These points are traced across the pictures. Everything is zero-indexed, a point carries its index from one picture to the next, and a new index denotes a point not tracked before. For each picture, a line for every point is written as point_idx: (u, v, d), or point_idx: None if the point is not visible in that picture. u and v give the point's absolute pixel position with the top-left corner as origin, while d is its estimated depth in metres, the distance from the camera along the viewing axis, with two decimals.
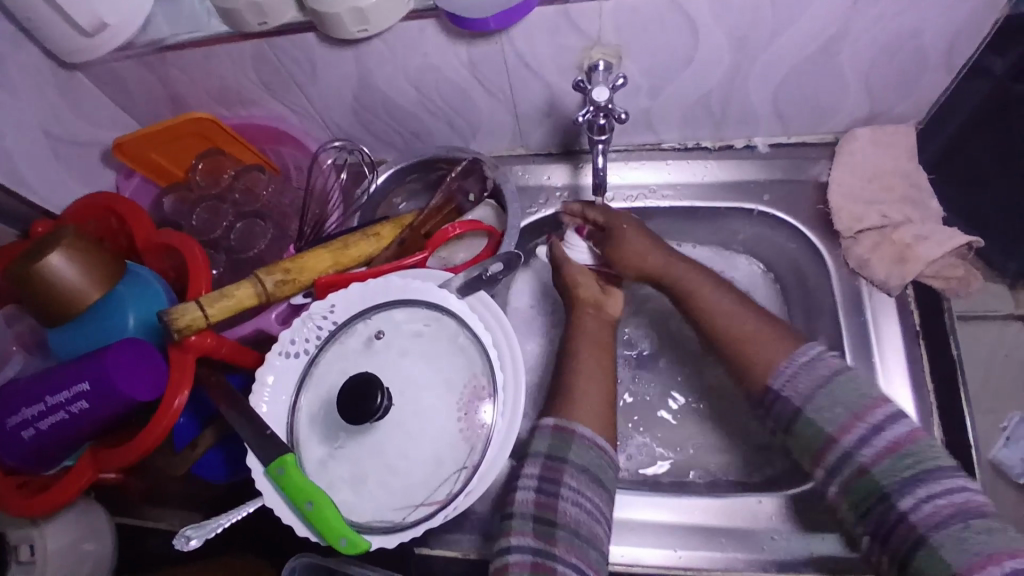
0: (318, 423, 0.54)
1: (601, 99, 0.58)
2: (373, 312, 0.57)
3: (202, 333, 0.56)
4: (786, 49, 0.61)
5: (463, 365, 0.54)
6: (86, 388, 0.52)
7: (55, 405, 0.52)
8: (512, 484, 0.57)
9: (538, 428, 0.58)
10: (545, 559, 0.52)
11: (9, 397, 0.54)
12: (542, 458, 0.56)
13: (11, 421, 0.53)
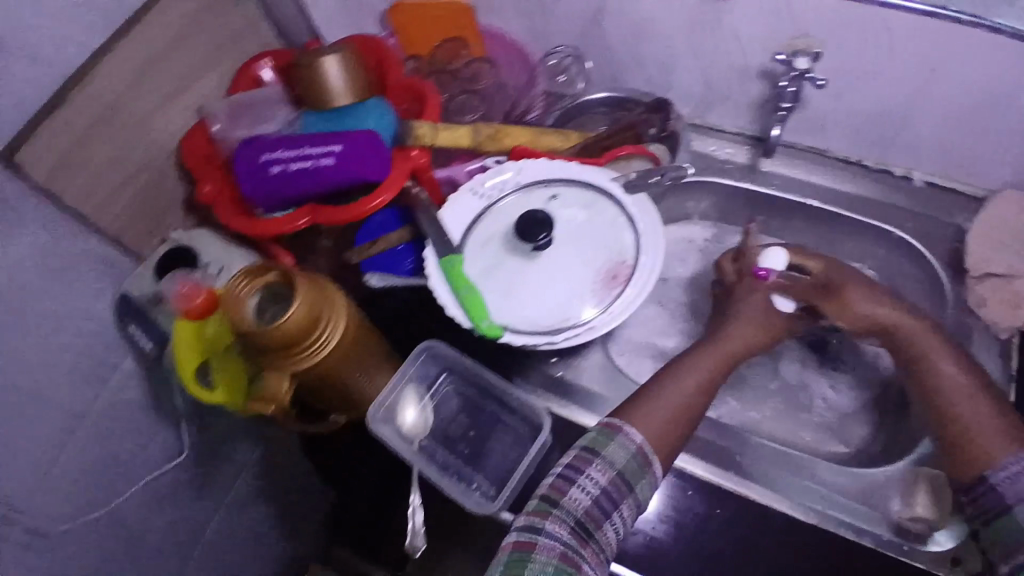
0: (486, 243, 0.66)
1: (800, 67, 0.71)
2: (553, 183, 0.69)
3: (420, 149, 0.70)
4: (966, 84, 0.69)
5: (614, 241, 0.65)
6: (338, 150, 0.66)
7: (310, 155, 0.67)
8: (567, 472, 0.56)
9: (619, 435, 0.58)
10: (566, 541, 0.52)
11: (271, 141, 0.69)
12: (615, 473, 0.56)
13: (268, 157, 0.68)
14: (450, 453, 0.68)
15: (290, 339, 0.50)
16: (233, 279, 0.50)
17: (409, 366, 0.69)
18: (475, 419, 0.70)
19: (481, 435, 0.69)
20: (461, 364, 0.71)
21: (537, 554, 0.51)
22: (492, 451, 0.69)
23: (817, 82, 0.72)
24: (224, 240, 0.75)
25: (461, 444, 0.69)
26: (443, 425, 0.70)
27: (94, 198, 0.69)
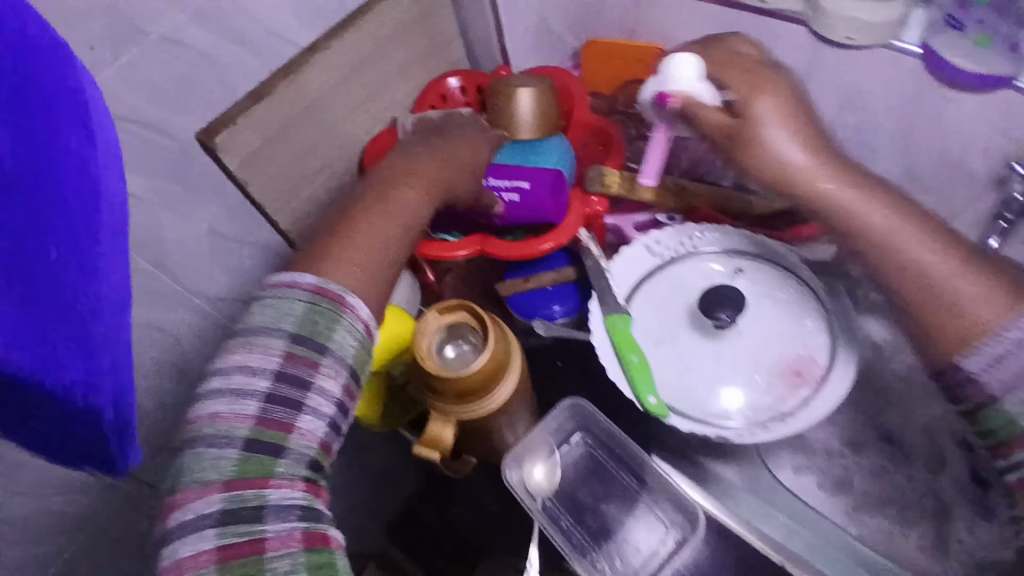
0: (658, 309, 0.63)
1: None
2: (736, 256, 0.65)
3: (599, 197, 0.69)
4: None
5: (804, 336, 0.60)
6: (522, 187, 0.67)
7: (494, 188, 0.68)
8: (286, 394, 0.46)
9: (349, 314, 0.50)
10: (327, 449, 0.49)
11: None
12: (349, 378, 0.49)
13: None
14: (577, 522, 0.64)
15: (468, 389, 0.47)
16: (427, 313, 0.49)
17: (549, 418, 0.67)
18: (607, 491, 0.66)
19: (612, 512, 0.64)
20: (601, 428, 0.68)
21: (270, 563, 0.41)
22: (621, 531, 0.63)
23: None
24: None
25: (590, 516, 0.64)
26: (573, 489, 0.66)
27: (277, 188, 0.71)
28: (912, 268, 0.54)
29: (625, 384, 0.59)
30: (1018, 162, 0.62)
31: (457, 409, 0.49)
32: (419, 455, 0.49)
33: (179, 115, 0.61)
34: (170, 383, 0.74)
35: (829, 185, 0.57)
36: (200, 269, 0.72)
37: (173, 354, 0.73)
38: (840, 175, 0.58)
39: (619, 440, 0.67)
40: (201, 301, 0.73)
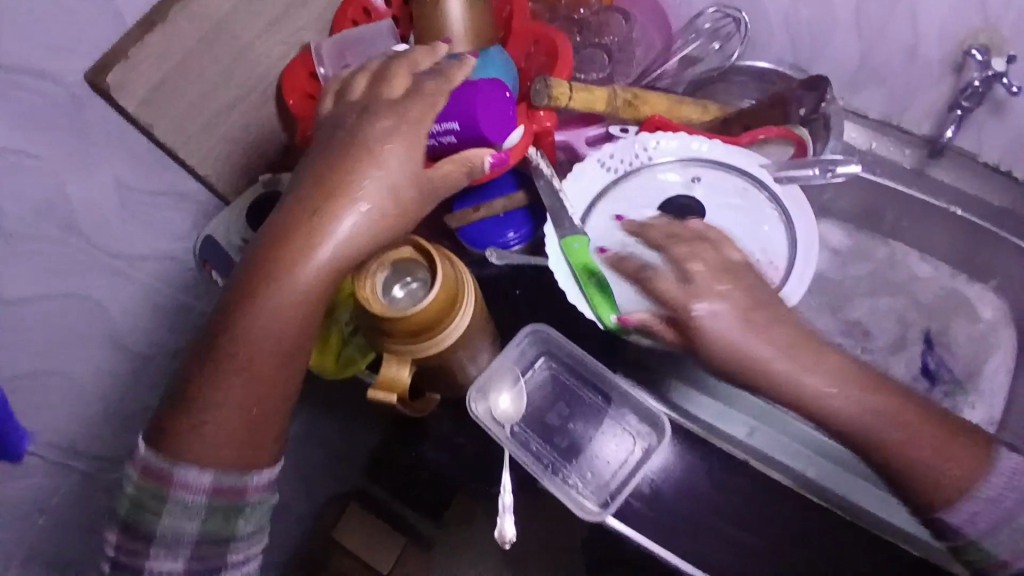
0: (613, 228, 0.61)
1: (998, 68, 0.65)
2: (690, 161, 0.62)
3: (547, 110, 0.63)
4: None
5: (759, 241, 0.58)
6: (457, 128, 0.56)
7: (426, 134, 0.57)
8: (133, 560, 0.49)
9: (187, 477, 0.48)
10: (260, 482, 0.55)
11: None
12: (194, 543, 0.49)
13: None
14: (545, 443, 0.64)
15: (420, 329, 0.45)
16: None
17: (513, 344, 0.66)
18: (574, 410, 0.66)
19: (579, 430, 0.65)
20: (564, 349, 0.67)
21: None
22: (590, 448, 0.64)
23: (1010, 87, 0.65)
24: None
25: (558, 437, 0.65)
26: (539, 412, 0.66)
27: (188, 129, 0.65)
28: (884, 442, 0.49)
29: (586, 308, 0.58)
30: (974, 49, 0.66)
31: (412, 350, 0.47)
32: (377, 401, 0.48)
33: (63, 57, 0.55)
34: (103, 346, 0.70)
35: (813, 381, 0.49)
36: (117, 224, 0.66)
37: (99, 317, 0.69)
38: (825, 371, 0.49)
39: (582, 357, 0.66)
40: (124, 261, 0.68)
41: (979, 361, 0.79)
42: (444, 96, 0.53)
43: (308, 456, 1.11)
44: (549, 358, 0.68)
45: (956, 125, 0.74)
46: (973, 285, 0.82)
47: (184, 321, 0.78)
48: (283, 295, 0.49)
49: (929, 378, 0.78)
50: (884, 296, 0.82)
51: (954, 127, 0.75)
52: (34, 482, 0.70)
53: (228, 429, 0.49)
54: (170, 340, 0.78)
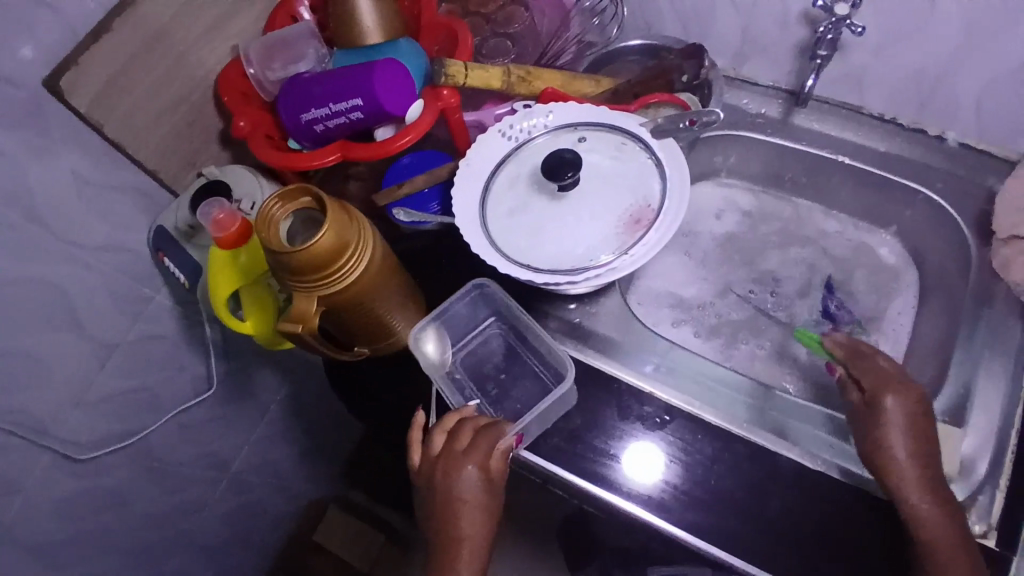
0: (514, 186, 0.67)
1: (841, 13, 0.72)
2: (579, 125, 0.69)
3: (452, 89, 0.70)
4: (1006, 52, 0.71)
5: (638, 190, 0.65)
6: (360, 103, 0.66)
7: (338, 112, 0.67)
8: None
9: None
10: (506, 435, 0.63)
11: (297, 95, 0.68)
12: None
13: (303, 118, 0.69)
14: (479, 389, 0.72)
15: (317, 265, 0.52)
16: (268, 201, 0.52)
17: (453, 303, 0.73)
18: (508, 361, 0.73)
19: (510, 379, 0.72)
20: (502, 307, 0.74)
21: None
22: (517, 394, 0.71)
23: (856, 28, 0.72)
24: (257, 175, 0.77)
25: (490, 385, 0.72)
26: (477, 362, 0.74)
27: (136, 126, 0.72)
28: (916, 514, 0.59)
29: (488, 254, 0.64)
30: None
31: (314, 286, 0.53)
32: (287, 331, 0.54)
33: (18, 66, 0.63)
34: (64, 331, 0.75)
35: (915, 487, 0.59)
36: (74, 215, 0.72)
37: (58, 301, 0.74)
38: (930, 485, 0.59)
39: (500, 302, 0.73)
40: (80, 249, 0.74)
41: (878, 304, 0.84)
42: (285, 217, 0.53)
43: (279, 453, 1.14)
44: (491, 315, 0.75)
45: (817, 74, 0.80)
46: (869, 236, 0.89)
47: (144, 311, 0.83)
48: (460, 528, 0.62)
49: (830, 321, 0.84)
50: (796, 247, 0.89)
51: (814, 75, 0.80)
52: (0, 464, 0.74)
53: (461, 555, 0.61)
54: (133, 330, 0.82)
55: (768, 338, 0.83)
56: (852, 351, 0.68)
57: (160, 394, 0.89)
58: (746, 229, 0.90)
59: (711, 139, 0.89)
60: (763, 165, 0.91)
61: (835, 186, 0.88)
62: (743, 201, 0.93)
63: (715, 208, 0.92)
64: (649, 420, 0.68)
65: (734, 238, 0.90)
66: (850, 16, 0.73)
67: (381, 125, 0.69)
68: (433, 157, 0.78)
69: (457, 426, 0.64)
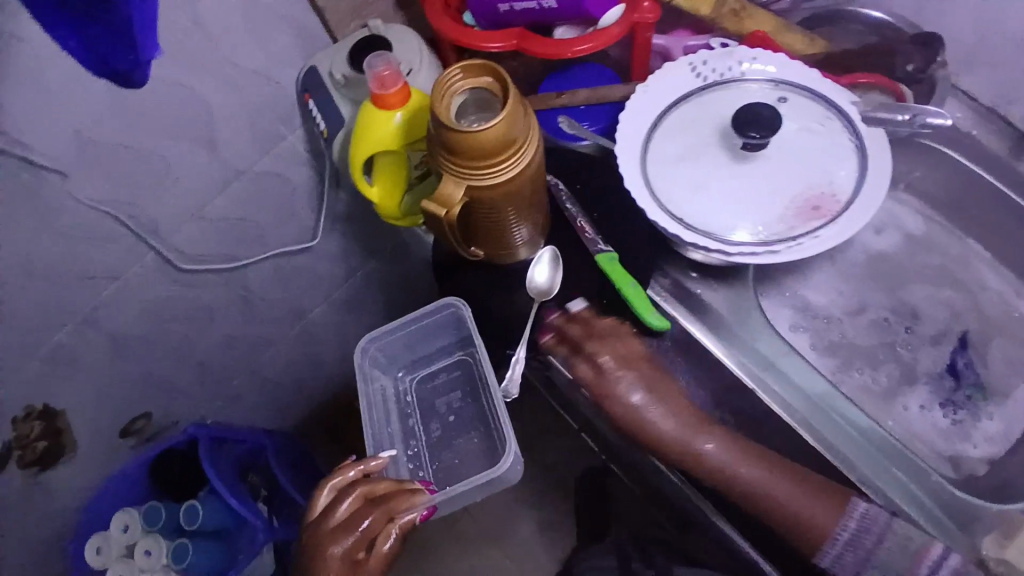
0: (688, 129, 0.61)
1: None
2: (780, 84, 0.61)
3: (653, 2, 0.62)
4: None
5: (825, 174, 0.58)
6: None
7: None
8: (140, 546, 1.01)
9: None
10: (411, 508, 0.57)
11: None
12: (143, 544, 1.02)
13: None
14: (424, 422, 0.74)
15: (480, 153, 0.49)
16: (449, 70, 0.48)
17: (428, 318, 0.73)
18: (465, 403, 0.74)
19: (455, 426, 0.73)
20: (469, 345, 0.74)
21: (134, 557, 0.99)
22: (457, 442, 0.72)
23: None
24: (422, 42, 0.73)
25: (434, 423, 0.74)
26: (432, 394, 0.75)
27: None
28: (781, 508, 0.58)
29: (639, 194, 0.59)
30: None
31: (469, 174, 0.50)
32: (428, 210, 0.52)
33: None
34: (199, 142, 0.76)
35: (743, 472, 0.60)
36: (239, 31, 0.71)
37: (203, 112, 0.74)
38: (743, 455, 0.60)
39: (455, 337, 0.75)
40: (235, 66, 0.73)
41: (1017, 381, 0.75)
42: (457, 94, 0.49)
43: (348, 321, 1.17)
44: (459, 348, 0.76)
45: None
46: None
47: (274, 149, 0.83)
48: None
49: (955, 378, 0.76)
50: (949, 290, 0.79)
51: None
52: (115, 251, 0.77)
53: None
54: (259, 163, 0.83)
55: (884, 373, 0.76)
56: (577, 321, 0.66)
57: (264, 231, 0.90)
58: (905, 252, 0.81)
59: (906, 144, 0.78)
60: (951, 190, 0.80)
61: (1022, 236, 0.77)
62: (911, 222, 0.83)
63: (878, 221, 0.83)
64: None
65: (888, 259, 0.81)
66: None
67: (562, 23, 0.64)
68: (604, 75, 0.72)
69: (352, 487, 0.59)
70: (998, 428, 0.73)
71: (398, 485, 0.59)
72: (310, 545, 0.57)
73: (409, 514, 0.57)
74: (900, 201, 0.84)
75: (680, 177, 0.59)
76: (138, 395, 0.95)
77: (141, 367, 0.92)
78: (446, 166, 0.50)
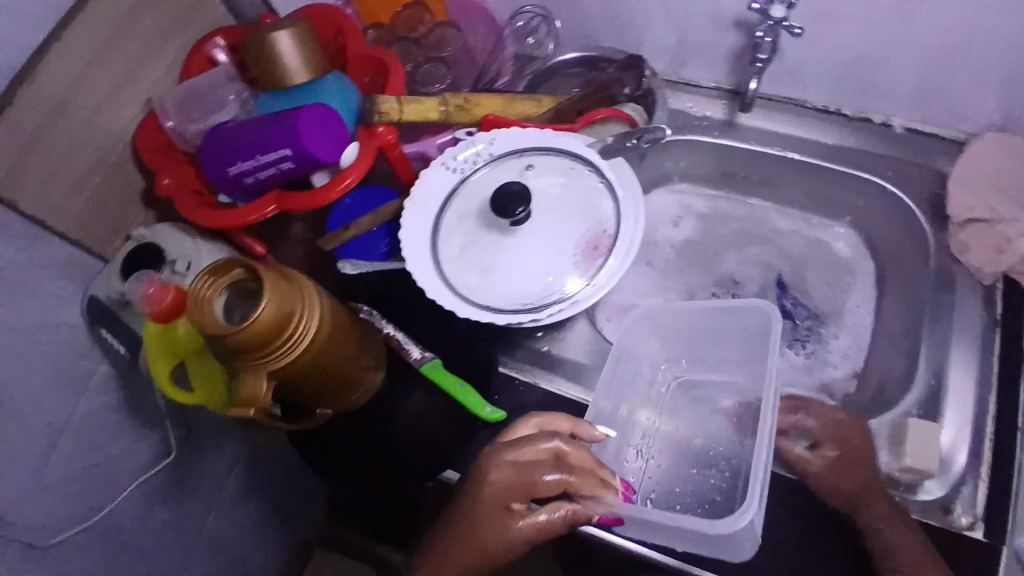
0: (466, 221, 0.65)
1: (778, 15, 0.70)
2: (526, 151, 0.66)
3: (387, 125, 0.67)
4: (941, 31, 0.71)
5: (594, 215, 0.63)
6: (290, 153, 0.62)
7: (267, 162, 0.63)
8: None
9: None
10: (598, 502, 0.58)
11: (224, 148, 0.64)
12: None
13: (231, 172, 0.65)
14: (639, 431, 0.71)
15: (257, 343, 0.48)
16: (196, 280, 0.49)
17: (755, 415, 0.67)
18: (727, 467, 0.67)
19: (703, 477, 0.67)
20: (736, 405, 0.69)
21: None
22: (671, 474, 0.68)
23: (793, 30, 0.71)
24: (193, 233, 0.72)
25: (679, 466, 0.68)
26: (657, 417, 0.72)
27: (52, 200, 0.67)
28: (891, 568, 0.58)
29: (444, 298, 0.62)
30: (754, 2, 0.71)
31: (259, 364, 0.50)
32: (236, 414, 0.51)
33: None
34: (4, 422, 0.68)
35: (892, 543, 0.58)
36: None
37: None
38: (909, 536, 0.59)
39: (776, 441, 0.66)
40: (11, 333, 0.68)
41: (839, 301, 0.84)
42: (214, 298, 0.49)
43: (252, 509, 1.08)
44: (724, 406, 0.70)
45: (759, 76, 0.79)
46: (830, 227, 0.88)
47: (84, 389, 0.76)
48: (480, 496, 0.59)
49: (791, 321, 0.83)
50: (754, 246, 0.88)
51: (757, 77, 0.79)
52: None
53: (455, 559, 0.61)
54: (77, 409, 0.76)
55: None
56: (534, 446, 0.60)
57: (116, 471, 0.82)
58: (705, 234, 0.89)
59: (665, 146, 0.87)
60: (714, 167, 0.90)
61: (786, 182, 0.88)
62: (699, 205, 0.91)
63: (673, 215, 0.91)
64: (638, 443, 0.70)
65: (698, 244, 0.89)
66: (787, 17, 0.71)
67: (316, 172, 0.65)
68: (380, 193, 0.74)
69: (548, 442, 0.60)
70: (846, 342, 0.82)
71: (597, 471, 0.59)
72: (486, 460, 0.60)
73: (592, 507, 0.58)
74: (678, 189, 0.92)
75: (475, 271, 0.62)
76: None
77: None
78: (237, 367, 0.50)
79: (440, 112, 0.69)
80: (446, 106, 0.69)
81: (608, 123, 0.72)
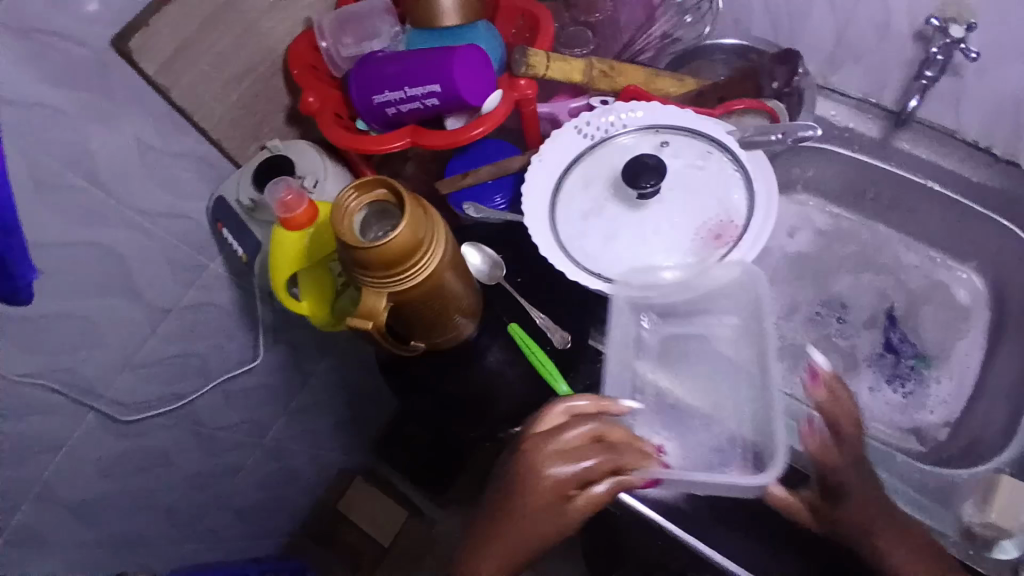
0: (590, 186, 0.64)
1: (957, 35, 0.68)
2: (663, 128, 0.65)
3: (529, 80, 0.67)
4: None
5: (722, 204, 0.62)
6: (438, 90, 0.63)
7: (413, 96, 0.65)
8: None
9: None
10: (640, 470, 0.52)
11: (373, 75, 0.66)
12: None
13: (375, 100, 0.67)
14: None
15: (390, 261, 0.50)
16: (345, 191, 0.50)
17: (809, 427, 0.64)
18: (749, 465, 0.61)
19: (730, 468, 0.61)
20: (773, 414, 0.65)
21: None
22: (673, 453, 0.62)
23: (970, 53, 0.68)
24: (322, 153, 0.75)
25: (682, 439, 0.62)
26: None
27: (202, 92, 0.71)
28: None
29: (556, 257, 0.62)
30: (933, 18, 0.70)
31: (384, 283, 0.52)
32: (353, 326, 0.53)
33: (89, 25, 0.62)
34: (118, 293, 0.75)
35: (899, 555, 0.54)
36: (135, 181, 0.71)
37: (115, 266, 0.73)
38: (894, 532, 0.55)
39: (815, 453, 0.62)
40: (142, 213, 0.73)
41: (947, 345, 0.80)
42: (356, 212, 0.51)
43: (314, 427, 1.13)
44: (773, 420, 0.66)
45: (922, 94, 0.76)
46: (954, 269, 0.83)
47: (193, 282, 0.82)
48: (529, 480, 0.53)
49: (893, 356, 0.79)
50: (868, 273, 0.84)
51: (919, 96, 0.76)
52: (47, 418, 0.74)
53: (508, 562, 0.55)
54: (183, 296, 0.81)
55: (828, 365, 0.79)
56: (566, 431, 0.54)
57: (205, 363, 0.88)
58: (815, 252, 0.86)
59: (795, 151, 0.84)
60: (841, 182, 0.85)
61: (913, 211, 0.83)
62: (818, 220, 0.88)
63: (786, 224, 0.88)
64: None
65: (805, 259, 0.86)
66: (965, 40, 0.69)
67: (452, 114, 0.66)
68: (502, 146, 0.74)
69: (587, 422, 0.54)
70: (948, 388, 0.77)
71: (635, 443, 0.53)
72: (526, 458, 0.54)
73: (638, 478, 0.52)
74: (799, 199, 0.89)
75: (589, 240, 0.62)
76: (109, 556, 0.90)
77: (101, 529, 0.87)
78: (364, 283, 0.52)
79: (582, 75, 0.69)
80: (588, 70, 0.69)
81: (747, 113, 0.70)
